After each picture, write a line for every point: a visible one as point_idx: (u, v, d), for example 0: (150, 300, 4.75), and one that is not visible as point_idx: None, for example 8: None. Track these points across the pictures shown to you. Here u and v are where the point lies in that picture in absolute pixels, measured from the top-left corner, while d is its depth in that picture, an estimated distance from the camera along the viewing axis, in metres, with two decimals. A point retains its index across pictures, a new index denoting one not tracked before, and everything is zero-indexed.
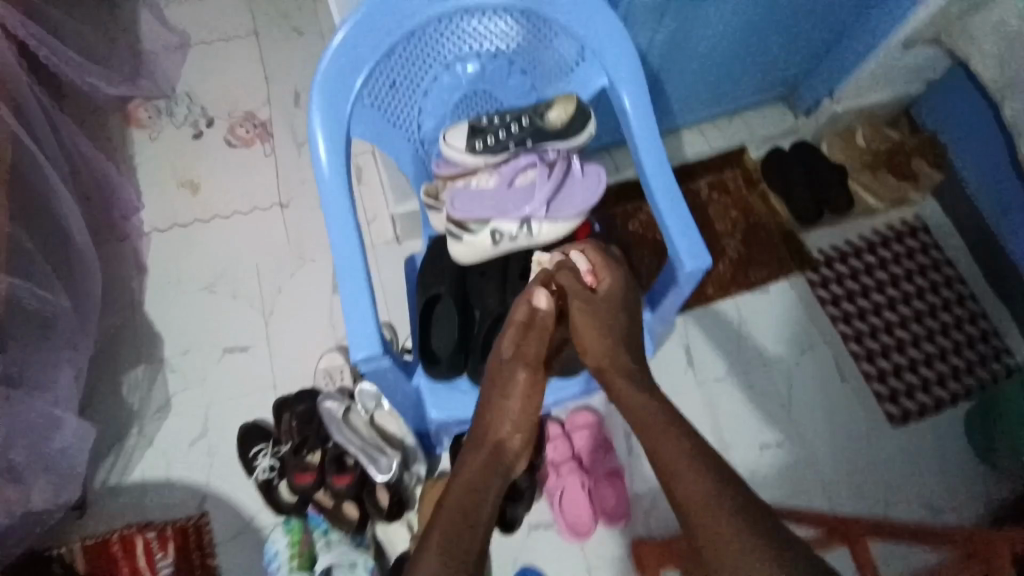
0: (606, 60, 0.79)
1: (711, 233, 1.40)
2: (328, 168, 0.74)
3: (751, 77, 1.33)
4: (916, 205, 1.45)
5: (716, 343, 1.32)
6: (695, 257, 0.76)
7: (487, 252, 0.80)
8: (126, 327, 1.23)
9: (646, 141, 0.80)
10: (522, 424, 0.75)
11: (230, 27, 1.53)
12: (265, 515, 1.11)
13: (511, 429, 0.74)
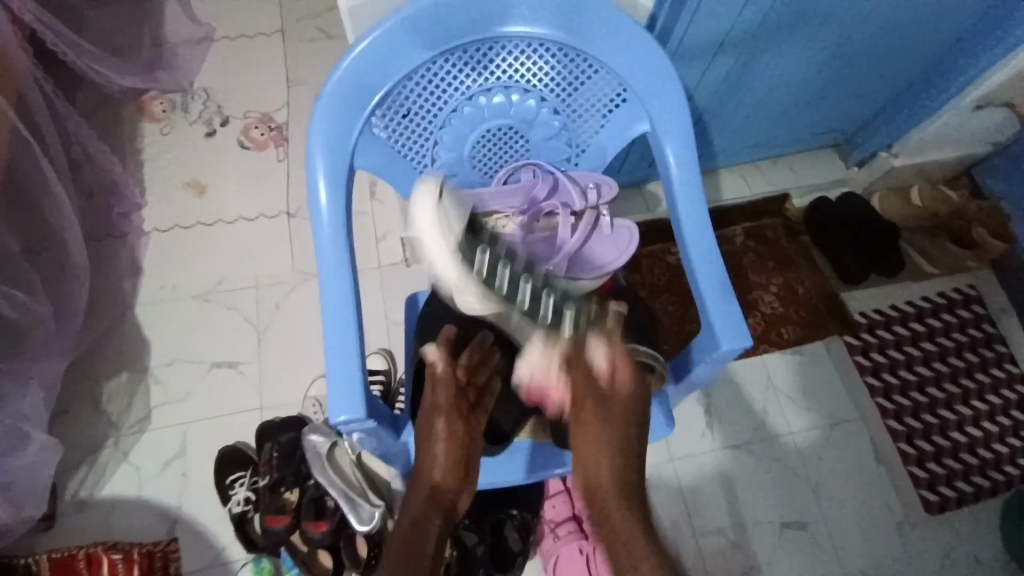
0: (650, 105, 0.69)
1: (744, 283, 1.29)
2: (326, 200, 0.66)
3: (805, 121, 1.22)
4: (973, 274, 1.33)
5: (741, 403, 1.20)
6: (736, 337, 0.66)
7: (497, 307, 0.71)
8: (114, 331, 1.17)
9: (688, 200, 0.70)
10: (455, 459, 0.66)
11: (257, 23, 1.48)
12: (235, 548, 1.03)
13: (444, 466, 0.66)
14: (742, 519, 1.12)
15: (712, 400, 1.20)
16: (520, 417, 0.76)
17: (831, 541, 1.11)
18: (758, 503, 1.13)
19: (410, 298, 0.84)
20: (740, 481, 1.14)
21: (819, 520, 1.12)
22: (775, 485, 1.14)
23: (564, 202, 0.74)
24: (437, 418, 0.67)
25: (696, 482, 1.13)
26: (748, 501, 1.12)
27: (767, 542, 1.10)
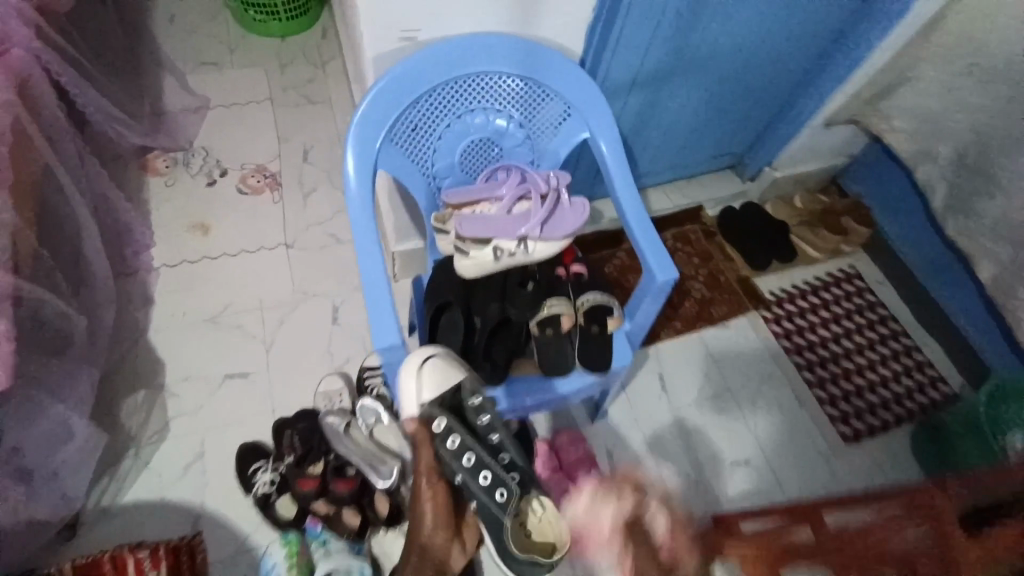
0: (589, 115, 0.96)
1: (678, 276, 1.58)
2: (358, 194, 0.86)
3: (707, 145, 1.56)
4: (851, 256, 1.68)
5: (686, 371, 1.45)
6: (665, 267, 0.89)
7: (489, 267, 0.92)
8: (130, 355, 1.27)
9: (622, 179, 0.96)
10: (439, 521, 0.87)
11: (247, 93, 1.72)
12: (259, 533, 1.12)
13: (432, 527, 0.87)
14: (699, 464, 1.33)
15: (663, 371, 1.44)
16: (514, 356, 0.95)
17: (773, 475, 1.34)
18: (710, 450, 1.35)
19: (417, 279, 1.05)
20: (692, 433, 1.37)
21: (760, 458, 1.36)
22: (721, 434, 1.37)
23: (531, 188, 0.94)
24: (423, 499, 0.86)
25: (657, 435, 1.36)
26: (701, 448, 1.35)
27: (722, 480, 1.32)
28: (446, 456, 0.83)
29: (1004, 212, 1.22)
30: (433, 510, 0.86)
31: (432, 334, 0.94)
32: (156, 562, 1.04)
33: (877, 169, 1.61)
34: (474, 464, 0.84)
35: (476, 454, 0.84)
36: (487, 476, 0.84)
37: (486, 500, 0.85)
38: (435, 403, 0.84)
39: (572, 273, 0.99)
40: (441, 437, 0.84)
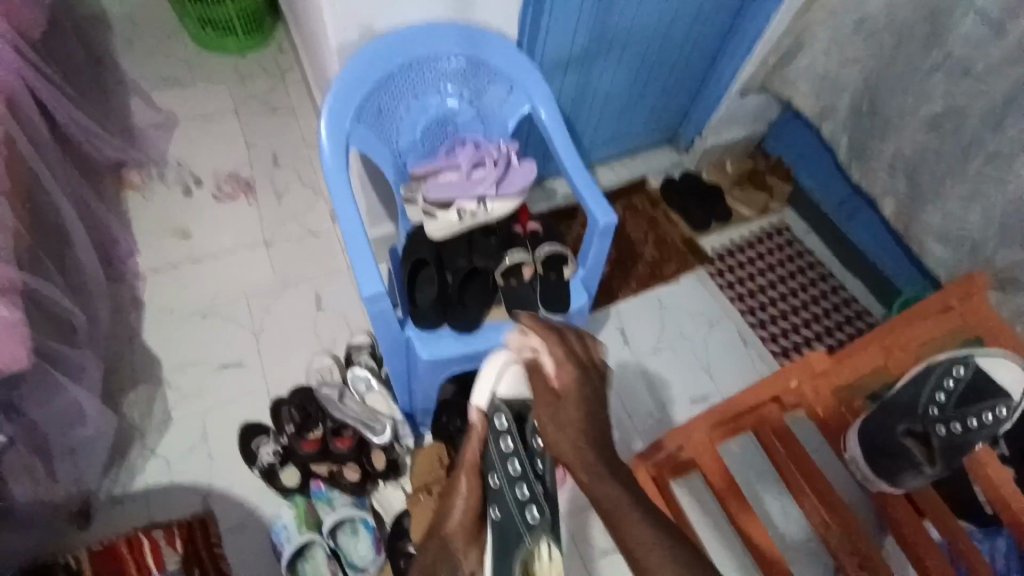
0: (529, 89, 1.11)
1: (630, 242, 1.74)
2: (334, 167, 0.98)
3: (642, 120, 1.75)
4: (778, 213, 1.89)
5: (646, 324, 1.59)
6: (604, 212, 1.04)
7: (455, 227, 1.06)
8: (125, 354, 1.35)
9: (561, 141, 1.10)
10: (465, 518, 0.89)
11: (213, 107, 1.81)
12: (266, 504, 1.19)
13: (456, 523, 0.89)
14: (663, 403, 1.48)
15: (625, 325, 1.58)
16: (486, 303, 1.07)
17: None
18: (672, 391, 1.51)
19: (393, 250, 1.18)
20: (655, 378, 1.52)
21: (716, 394, 1.52)
22: (680, 377, 1.53)
23: (485, 155, 1.08)
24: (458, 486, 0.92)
25: (624, 383, 1.50)
26: (664, 391, 1.50)
27: (684, 416, 1.47)
28: (496, 456, 0.92)
29: (897, 150, 1.44)
30: (462, 509, 0.90)
31: (412, 291, 1.06)
32: (171, 538, 1.12)
33: (792, 129, 1.82)
34: (517, 475, 0.90)
35: (522, 464, 0.90)
36: (525, 492, 0.88)
37: (514, 514, 0.87)
38: (505, 399, 0.97)
39: (529, 230, 1.14)
40: (498, 435, 0.93)
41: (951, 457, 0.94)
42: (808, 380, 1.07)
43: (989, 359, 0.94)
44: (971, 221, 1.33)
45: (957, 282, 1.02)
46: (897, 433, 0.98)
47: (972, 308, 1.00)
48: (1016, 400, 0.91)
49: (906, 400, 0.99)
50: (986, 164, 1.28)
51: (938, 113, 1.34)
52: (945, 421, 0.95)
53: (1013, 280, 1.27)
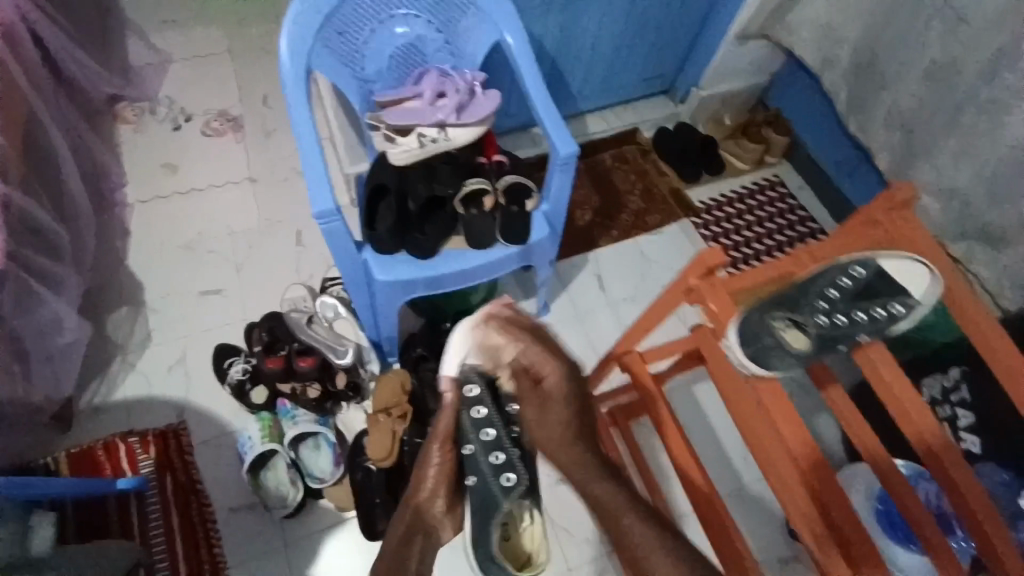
0: (496, 17, 1.08)
1: (616, 191, 1.71)
2: (291, 86, 0.99)
3: (635, 68, 1.69)
4: (775, 167, 1.83)
5: (624, 272, 1.58)
6: (565, 142, 1.03)
7: (415, 153, 1.05)
8: (112, 278, 1.41)
9: (528, 73, 1.08)
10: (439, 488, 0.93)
11: (206, 47, 1.82)
12: (236, 419, 1.26)
13: (430, 495, 0.92)
14: None
15: (602, 272, 1.58)
16: (444, 231, 1.08)
17: None
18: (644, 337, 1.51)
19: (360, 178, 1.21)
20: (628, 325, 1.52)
21: None
22: None
23: (449, 83, 1.07)
24: (431, 455, 0.94)
25: (597, 327, 1.50)
26: None
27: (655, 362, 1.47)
28: (469, 424, 0.95)
29: (893, 102, 1.35)
30: (436, 470, 0.93)
31: (372, 214, 1.06)
32: (146, 446, 1.19)
33: (793, 84, 1.74)
34: (492, 441, 0.94)
35: (497, 432, 0.95)
36: (499, 458, 0.93)
37: (492, 480, 0.92)
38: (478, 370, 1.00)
39: (494, 162, 1.14)
40: (469, 404, 0.96)
41: (821, 348, 0.84)
42: (708, 279, 0.85)
43: (891, 261, 0.86)
44: (960, 176, 1.25)
45: (880, 194, 0.88)
46: (774, 327, 0.84)
47: (900, 222, 0.87)
48: (913, 301, 0.84)
49: (799, 291, 0.86)
50: (978, 117, 1.20)
51: (936, 63, 1.24)
52: (829, 313, 0.85)
53: (994, 240, 1.22)
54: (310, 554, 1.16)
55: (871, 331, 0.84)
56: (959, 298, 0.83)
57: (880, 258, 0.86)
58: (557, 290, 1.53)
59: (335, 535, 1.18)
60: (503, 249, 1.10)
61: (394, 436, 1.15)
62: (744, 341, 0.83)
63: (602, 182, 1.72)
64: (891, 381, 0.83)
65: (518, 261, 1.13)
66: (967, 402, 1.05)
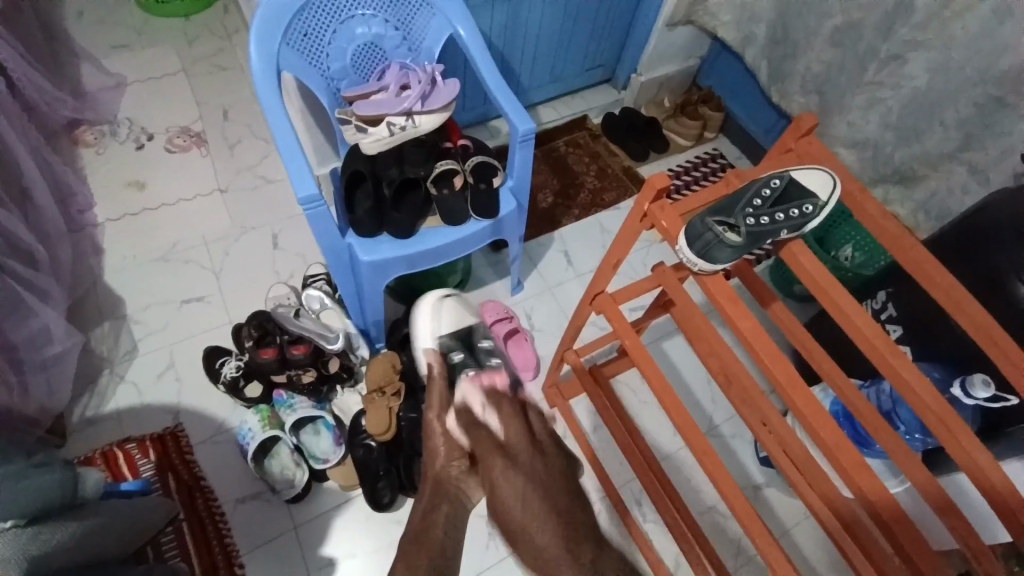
0: (448, 13, 1.19)
1: (573, 173, 1.83)
2: (263, 85, 1.06)
3: (578, 58, 1.83)
4: (713, 141, 1.97)
5: (589, 246, 1.69)
6: (523, 118, 1.13)
7: (386, 141, 1.13)
8: (90, 296, 1.42)
9: (482, 60, 1.18)
10: None
11: (160, 67, 1.84)
12: (233, 417, 1.31)
13: None
14: None
15: (568, 248, 1.68)
16: (420, 212, 1.18)
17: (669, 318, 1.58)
18: None
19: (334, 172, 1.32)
20: None
21: None
22: None
23: (410, 76, 1.17)
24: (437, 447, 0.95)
25: (568, 297, 1.59)
26: None
27: None
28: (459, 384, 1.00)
29: (807, 68, 1.51)
30: (446, 440, 0.87)
31: (351, 198, 1.16)
32: (145, 449, 1.21)
33: (721, 63, 1.91)
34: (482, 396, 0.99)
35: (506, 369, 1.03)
36: None
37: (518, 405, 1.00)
38: (451, 338, 1.10)
39: (459, 145, 1.25)
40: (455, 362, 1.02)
41: (751, 244, 0.86)
42: (658, 201, 0.90)
43: (801, 172, 0.90)
44: (870, 126, 1.41)
45: (790, 123, 0.97)
46: (711, 225, 0.86)
47: (806, 146, 0.97)
48: (822, 200, 0.87)
49: (729, 199, 0.88)
50: (880, 70, 1.34)
51: (840, 27, 1.40)
52: (755, 215, 0.86)
53: (907, 179, 1.39)
54: (318, 534, 1.21)
55: (789, 228, 0.86)
56: (871, 214, 0.90)
57: (792, 171, 0.91)
58: (528, 269, 1.63)
59: (342, 512, 1.23)
60: (476, 223, 1.20)
61: (390, 412, 1.20)
62: (689, 242, 0.86)
63: (557, 165, 1.84)
64: (814, 272, 0.89)
65: (490, 233, 1.24)
66: (895, 317, 1.18)
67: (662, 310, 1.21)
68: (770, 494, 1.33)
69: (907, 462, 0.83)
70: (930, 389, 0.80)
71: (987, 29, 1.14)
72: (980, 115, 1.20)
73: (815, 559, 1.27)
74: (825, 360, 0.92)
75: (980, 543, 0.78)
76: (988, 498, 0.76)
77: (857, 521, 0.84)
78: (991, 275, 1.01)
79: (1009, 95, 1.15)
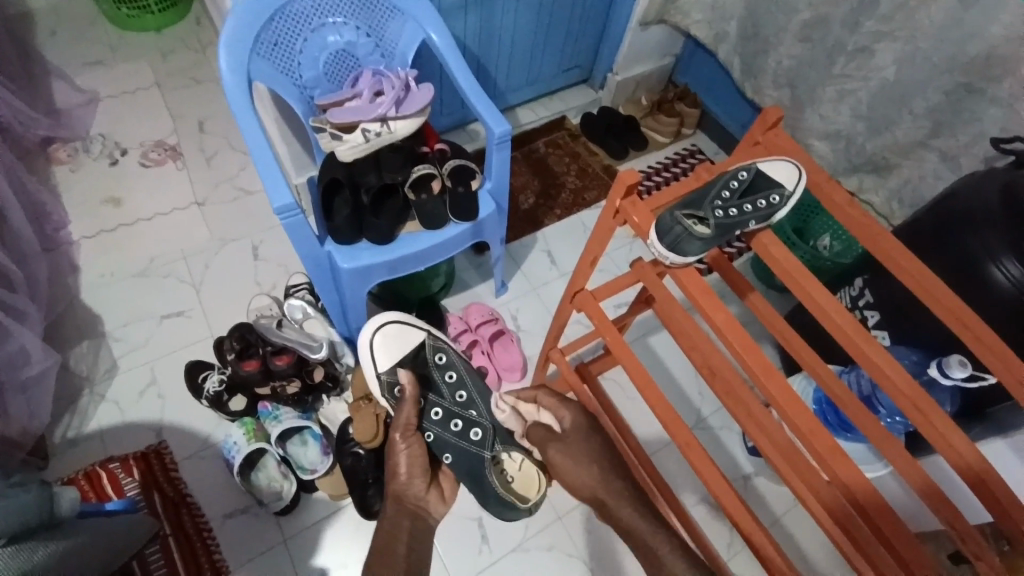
0: (420, 19, 1.20)
1: (553, 173, 1.83)
2: (234, 96, 1.06)
3: (554, 60, 1.84)
4: (691, 137, 1.99)
5: (572, 246, 1.70)
6: (498, 120, 1.13)
7: (362, 148, 1.13)
8: (68, 315, 1.40)
9: (455, 64, 1.19)
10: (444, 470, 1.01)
11: (134, 81, 1.82)
12: (218, 431, 1.29)
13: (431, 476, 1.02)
14: None
15: (551, 249, 1.68)
16: (398, 218, 1.17)
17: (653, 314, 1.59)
18: None
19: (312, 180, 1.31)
20: None
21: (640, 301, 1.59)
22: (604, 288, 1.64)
23: (384, 82, 1.17)
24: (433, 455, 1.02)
25: (552, 296, 1.60)
26: None
27: None
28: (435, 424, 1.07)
29: (779, 63, 1.53)
30: (405, 458, 0.93)
31: (329, 206, 1.15)
32: (128, 468, 1.19)
33: (696, 60, 1.92)
34: (443, 416, 1.08)
35: (442, 411, 1.09)
36: (457, 424, 1.07)
37: (459, 442, 1.05)
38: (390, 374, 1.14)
39: (436, 149, 1.25)
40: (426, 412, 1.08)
41: (721, 236, 0.87)
42: (630, 197, 0.91)
43: (768, 163, 0.91)
44: (841, 118, 1.43)
45: (756, 116, 0.99)
46: (681, 219, 0.86)
47: (774, 138, 0.98)
48: (788, 190, 0.88)
49: (698, 192, 0.89)
50: (848, 63, 1.37)
51: (808, 23, 1.43)
52: (724, 207, 0.87)
53: (880, 169, 1.42)
54: (309, 544, 1.20)
55: (757, 219, 0.87)
56: (838, 203, 0.91)
57: (759, 163, 0.92)
58: (511, 270, 1.63)
59: (332, 522, 1.22)
60: (456, 227, 1.21)
61: (377, 419, 1.18)
62: (660, 236, 0.87)
63: (537, 166, 1.84)
64: (785, 263, 0.89)
65: (471, 236, 1.24)
66: (872, 304, 1.20)
67: (644, 305, 1.22)
68: (759, 483, 1.35)
69: (887, 444, 0.84)
70: (900, 371, 0.82)
71: (953, 19, 1.16)
72: (949, 102, 1.23)
73: (804, 548, 1.28)
74: (802, 349, 0.93)
75: (964, 522, 0.79)
76: (965, 476, 0.77)
77: (840, 505, 0.85)
78: (965, 260, 1.02)
79: (977, 82, 1.17)
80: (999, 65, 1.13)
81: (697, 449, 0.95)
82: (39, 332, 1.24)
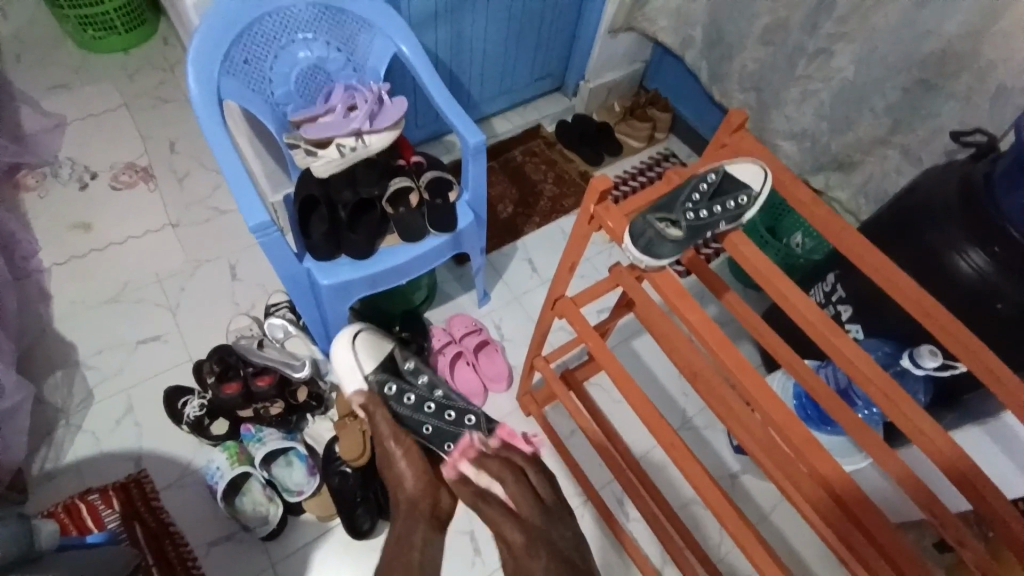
0: (390, 33, 1.20)
1: (530, 182, 1.85)
2: (203, 114, 1.05)
3: (527, 70, 1.86)
4: (664, 142, 2.02)
5: (551, 252, 1.71)
6: (472, 131, 1.14)
7: (336, 163, 1.13)
8: (39, 345, 1.36)
9: (427, 75, 1.19)
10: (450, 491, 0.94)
11: (101, 104, 1.79)
12: (198, 457, 1.27)
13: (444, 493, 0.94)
14: None
15: (531, 256, 1.69)
16: (373, 234, 1.17)
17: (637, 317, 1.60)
18: None
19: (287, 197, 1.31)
20: None
21: None
22: None
23: (356, 96, 1.17)
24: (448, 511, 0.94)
25: (535, 303, 1.61)
26: None
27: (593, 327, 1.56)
28: (407, 411, 1.11)
29: (743, 66, 1.57)
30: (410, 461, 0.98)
31: (304, 222, 1.16)
32: (108, 499, 1.16)
33: (664, 66, 1.97)
34: (416, 400, 1.12)
35: (415, 394, 1.12)
36: (451, 412, 1.11)
37: (442, 424, 1.10)
38: (378, 372, 1.15)
39: (412, 162, 1.25)
40: (397, 396, 1.12)
41: (693, 237, 0.88)
42: (603, 203, 0.92)
43: (735, 165, 0.94)
44: (806, 118, 1.47)
45: (722, 121, 1.01)
46: (653, 222, 0.88)
47: (741, 141, 1.00)
48: (754, 190, 0.90)
49: (668, 195, 0.90)
50: (810, 65, 1.40)
51: (769, 27, 1.46)
52: (695, 209, 0.89)
53: (845, 166, 1.47)
54: (299, 569, 1.17)
55: (726, 219, 0.89)
56: (804, 201, 0.93)
57: (726, 166, 0.94)
58: (493, 279, 1.63)
59: (320, 544, 1.20)
60: (435, 238, 1.21)
61: (364, 435, 1.17)
62: (634, 240, 0.88)
63: (514, 175, 1.86)
64: (755, 261, 0.91)
65: (450, 247, 1.25)
66: (844, 298, 1.23)
67: (626, 309, 1.23)
68: (746, 480, 1.36)
69: (863, 436, 0.85)
70: (869, 361, 0.84)
71: (906, 19, 1.20)
72: (908, 98, 1.28)
73: (792, 540, 1.30)
74: (780, 346, 0.95)
75: (943, 510, 0.80)
76: (935, 461, 0.79)
77: (820, 497, 0.86)
78: (931, 252, 1.06)
79: (936, 77, 1.22)
80: (955, 61, 1.17)
81: (682, 451, 0.96)
82: (9, 363, 1.21)
